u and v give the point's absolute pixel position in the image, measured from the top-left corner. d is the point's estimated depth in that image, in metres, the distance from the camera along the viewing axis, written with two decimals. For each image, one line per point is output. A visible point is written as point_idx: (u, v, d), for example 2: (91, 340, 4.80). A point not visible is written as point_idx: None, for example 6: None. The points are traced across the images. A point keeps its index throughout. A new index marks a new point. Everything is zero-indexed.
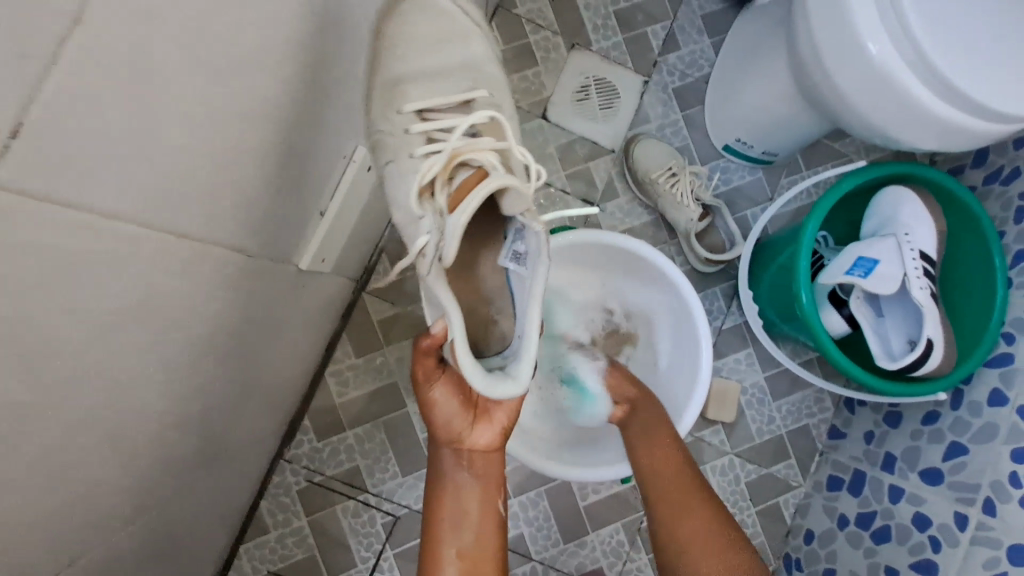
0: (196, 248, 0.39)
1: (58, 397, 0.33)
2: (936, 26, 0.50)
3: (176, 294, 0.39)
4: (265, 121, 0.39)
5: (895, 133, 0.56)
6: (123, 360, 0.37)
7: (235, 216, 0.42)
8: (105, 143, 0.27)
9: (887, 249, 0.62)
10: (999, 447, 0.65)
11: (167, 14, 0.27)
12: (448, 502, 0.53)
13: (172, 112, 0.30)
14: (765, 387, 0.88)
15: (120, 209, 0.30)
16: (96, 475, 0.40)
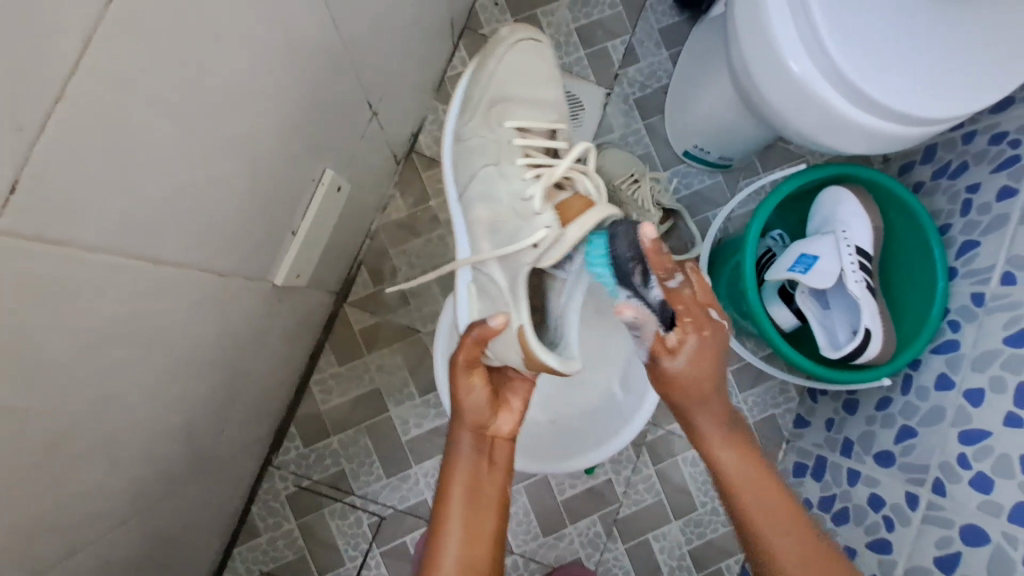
0: (165, 270, 0.42)
1: (34, 408, 0.36)
2: (851, 43, 0.54)
3: (146, 313, 0.42)
4: (227, 153, 0.43)
5: (826, 141, 0.60)
6: (96, 374, 0.41)
7: (205, 239, 0.45)
8: (63, 181, 0.30)
9: (826, 246, 0.67)
10: (947, 429, 0.68)
11: (122, 71, 0.31)
12: (458, 484, 0.54)
13: (130, 150, 0.34)
14: (731, 380, 0.92)
15: (82, 238, 0.34)
16: (78, 480, 0.44)
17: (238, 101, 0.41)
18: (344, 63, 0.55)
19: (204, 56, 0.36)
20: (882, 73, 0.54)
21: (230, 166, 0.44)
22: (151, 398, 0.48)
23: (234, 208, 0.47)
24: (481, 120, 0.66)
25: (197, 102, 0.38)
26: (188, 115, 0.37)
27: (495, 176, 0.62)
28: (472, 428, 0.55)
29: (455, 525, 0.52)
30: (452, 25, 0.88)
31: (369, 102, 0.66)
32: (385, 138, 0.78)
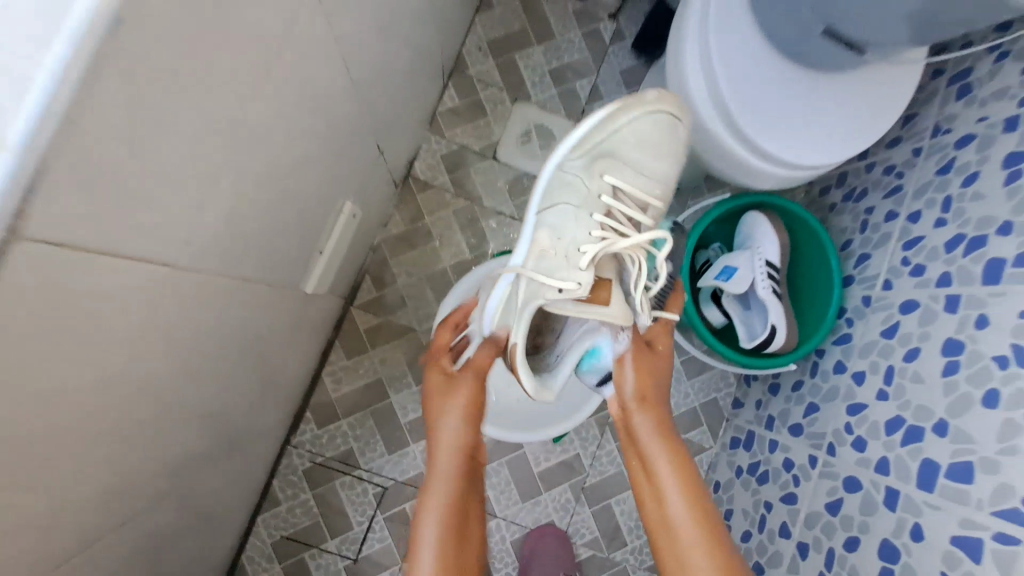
0: (245, 287, 0.57)
1: (162, 388, 0.51)
2: (752, 108, 0.70)
3: (230, 317, 0.57)
4: (291, 203, 0.57)
5: (741, 176, 0.77)
6: (197, 364, 0.55)
7: (269, 264, 0.60)
8: (209, 238, 0.45)
9: (743, 259, 0.85)
10: (839, 404, 0.86)
11: (249, 164, 0.45)
12: (440, 480, 0.63)
13: (243, 212, 0.48)
14: (680, 368, 1.10)
15: (212, 269, 0.48)
16: (171, 444, 0.59)
17: (301, 165, 0.56)
18: (364, 120, 0.71)
19: (292, 142, 0.51)
20: (775, 130, 0.71)
21: (291, 211, 0.58)
22: (221, 380, 0.63)
23: (290, 239, 0.62)
24: (585, 166, 0.69)
25: (284, 173, 0.52)
26: (279, 182, 0.51)
27: (570, 216, 0.67)
28: (454, 418, 0.64)
29: (428, 525, 0.61)
30: (443, 68, 1.04)
31: (378, 143, 0.82)
32: (388, 167, 0.93)
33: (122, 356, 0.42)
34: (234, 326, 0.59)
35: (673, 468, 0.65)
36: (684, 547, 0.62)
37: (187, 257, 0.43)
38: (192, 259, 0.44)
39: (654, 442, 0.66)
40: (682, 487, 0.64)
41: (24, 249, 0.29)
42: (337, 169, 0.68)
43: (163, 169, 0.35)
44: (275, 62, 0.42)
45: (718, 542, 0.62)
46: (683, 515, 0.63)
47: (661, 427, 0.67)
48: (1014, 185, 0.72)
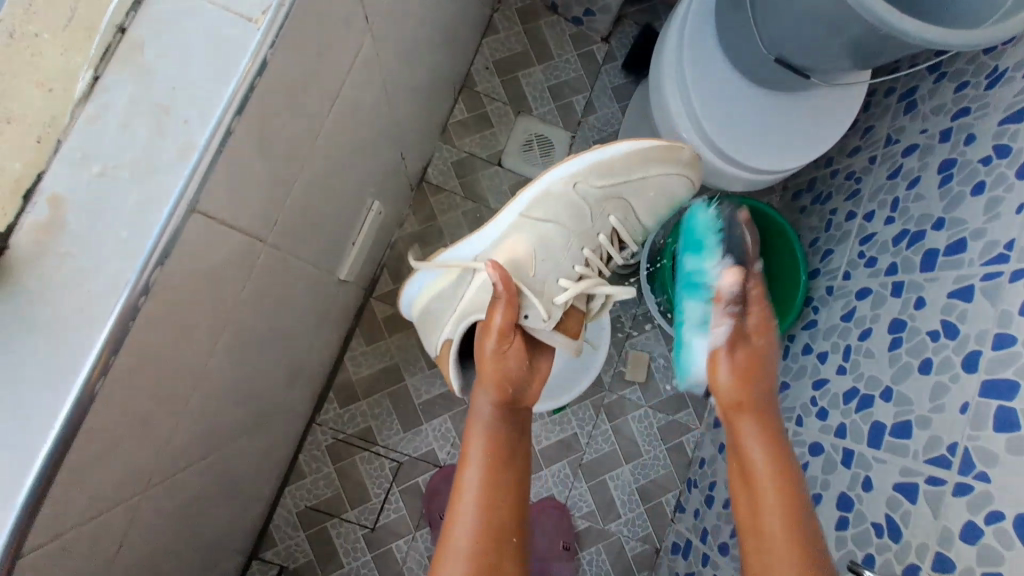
0: (302, 272, 0.68)
1: (241, 354, 0.61)
2: (720, 121, 0.83)
3: (291, 297, 0.68)
4: (339, 199, 0.69)
5: (714, 179, 0.90)
6: (263, 336, 0.66)
7: (319, 252, 0.71)
8: (289, 226, 0.56)
9: None
10: (806, 380, 0.97)
11: (318, 166, 0.56)
12: (477, 443, 0.70)
13: (310, 205, 0.59)
14: (668, 355, 1.21)
15: (288, 253, 0.59)
16: (236, 406, 0.69)
17: (348, 168, 0.67)
18: (392, 130, 0.83)
19: (344, 149, 0.62)
20: (739, 140, 0.83)
21: (337, 207, 0.70)
22: (276, 352, 0.74)
23: (334, 231, 0.73)
24: (598, 199, 0.77)
25: (336, 174, 0.63)
26: (332, 181, 0.63)
27: (562, 244, 0.76)
28: (490, 396, 0.71)
29: (467, 495, 0.68)
30: (454, 85, 1.16)
31: (400, 151, 0.93)
32: (407, 173, 1.05)
33: (231, 321, 0.53)
34: (292, 305, 0.71)
35: (762, 447, 0.69)
36: (761, 515, 0.67)
37: (274, 241, 0.54)
38: (276, 242, 0.54)
39: (750, 431, 0.70)
40: (767, 455, 0.69)
41: (195, 221, 0.38)
42: (370, 172, 0.79)
43: (275, 171, 0.46)
44: (342, 87, 0.54)
45: (791, 513, 0.65)
46: (768, 482, 0.67)
47: (759, 422, 0.71)
48: (947, 187, 0.84)
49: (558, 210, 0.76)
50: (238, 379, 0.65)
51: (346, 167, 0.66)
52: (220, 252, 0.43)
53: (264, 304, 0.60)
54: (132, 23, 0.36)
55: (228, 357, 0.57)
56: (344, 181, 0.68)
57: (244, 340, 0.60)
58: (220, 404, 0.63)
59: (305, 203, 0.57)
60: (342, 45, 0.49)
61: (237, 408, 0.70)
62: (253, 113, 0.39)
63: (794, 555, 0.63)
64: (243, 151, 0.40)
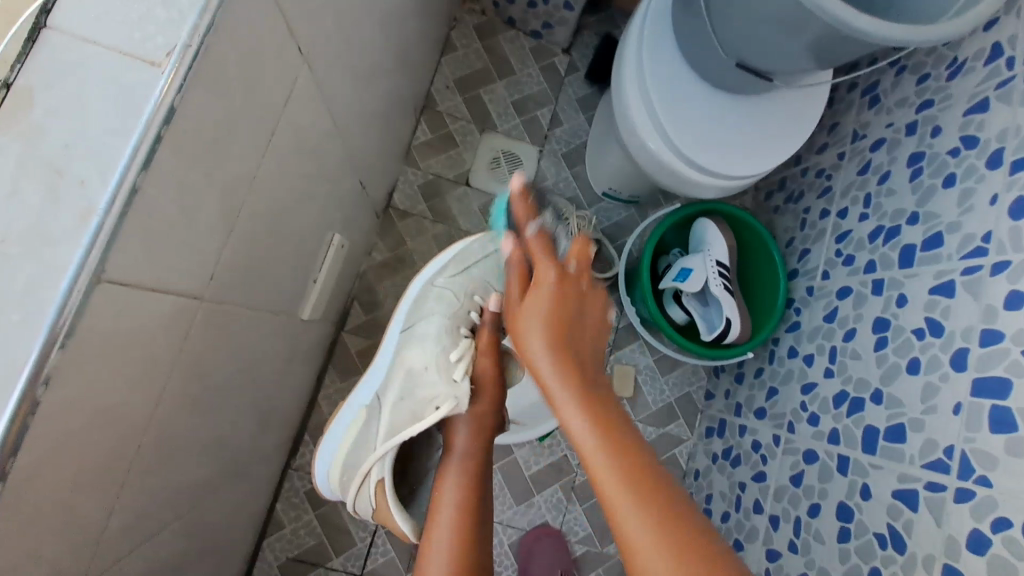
0: (257, 319, 0.63)
1: (194, 415, 0.56)
2: (684, 129, 0.81)
3: (245, 347, 0.63)
4: (291, 239, 0.64)
5: (683, 187, 0.87)
6: (220, 392, 0.61)
7: (276, 295, 0.67)
8: (231, 277, 0.51)
9: (696, 261, 0.95)
10: (794, 385, 0.95)
11: (260, 211, 0.52)
12: (454, 462, 0.67)
13: (257, 250, 0.55)
14: (654, 366, 1.18)
15: (236, 303, 0.55)
16: (197, 467, 0.64)
17: (299, 207, 0.63)
18: (348, 160, 0.79)
19: (290, 187, 0.58)
20: (706, 147, 0.81)
21: (291, 248, 0.65)
22: (238, 405, 0.69)
23: (291, 272, 0.69)
24: (450, 285, 0.79)
25: (284, 215, 0.59)
26: (279, 224, 0.58)
27: (419, 368, 0.72)
28: (473, 412, 0.71)
29: (444, 510, 0.63)
30: (414, 107, 1.13)
31: (360, 180, 0.90)
32: (370, 200, 1.01)
33: (174, 385, 0.48)
34: (249, 356, 0.66)
35: (566, 387, 0.56)
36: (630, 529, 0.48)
37: (217, 293, 0.49)
38: (219, 295, 0.50)
39: (544, 368, 0.58)
40: (578, 408, 0.55)
41: (104, 290, 0.34)
42: (328, 205, 0.75)
43: (204, 222, 0.42)
44: (279, 125, 0.50)
45: (659, 503, 0.49)
46: (585, 435, 0.53)
47: (609, 453, 0.52)
48: (918, 181, 0.83)
49: (407, 345, 0.75)
50: (195, 441, 0.60)
51: (297, 206, 0.62)
52: (142, 316, 0.39)
53: (214, 361, 0.56)
54: (17, 78, 0.31)
55: (175, 423, 0.52)
56: (297, 220, 0.64)
57: (197, 401, 0.55)
58: (175, 471, 0.58)
59: (249, 247, 0.53)
60: (273, 79, 0.46)
61: (198, 471, 0.65)
62: (168, 165, 0.35)
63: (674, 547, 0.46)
64: (158, 207, 0.36)
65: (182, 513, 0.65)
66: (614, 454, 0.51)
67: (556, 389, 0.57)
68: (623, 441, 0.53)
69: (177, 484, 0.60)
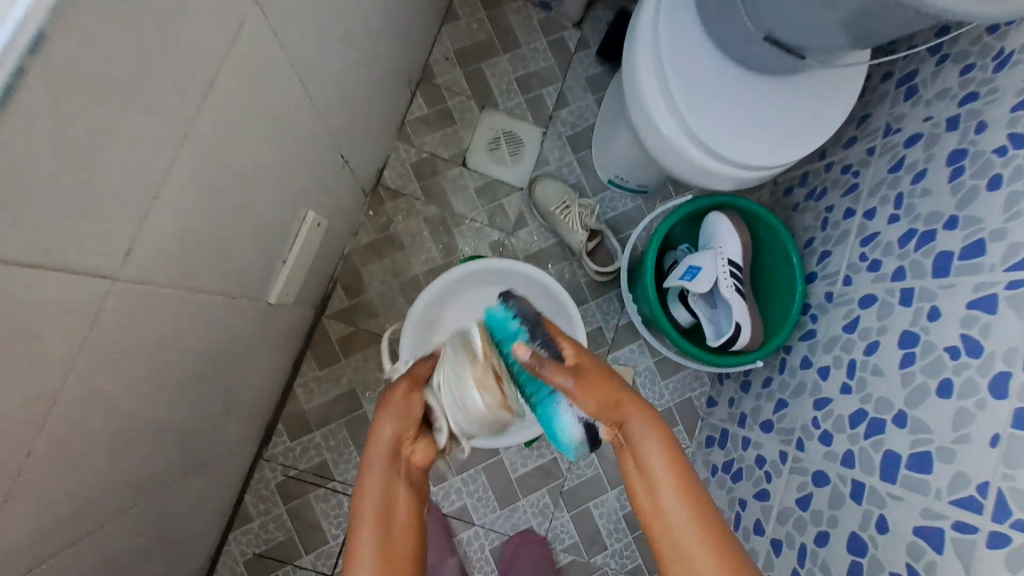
0: (207, 300, 0.56)
1: (125, 410, 0.49)
2: (703, 111, 0.72)
3: (194, 333, 0.56)
4: (248, 213, 0.57)
5: (698, 179, 0.79)
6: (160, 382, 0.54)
7: (232, 276, 0.59)
8: (161, 257, 0.44)
9: (706, 259, 0.86)
10: (806, 399, 0.87)
11: (197, 178, 0.44)
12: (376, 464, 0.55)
13: (197, 224, 0.47)
14: (654, 369, 1.12)
15: (170, 283, 0.48)
16: (138, 461, 0.57)
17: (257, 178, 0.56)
18: (326, 128, 0.71)
19: (243, 154, 0.50)
20: (728, 134, 0.73)
21: (248, 223, 0.58)
22: (189, 395, 0.62)
23: (252, 250, 0.62)
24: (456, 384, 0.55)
25: (236, 186, 0.52)
26: (229, 195, 0.51)
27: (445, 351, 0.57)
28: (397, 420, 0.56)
29: (367, 530, 0.52)
30: (409, 78, 1.04)
31: (342, 153, 0.82)
32: (356, 176, 0.93)
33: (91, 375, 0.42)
34: (203, 342, 0.59)
35: (663, 477, 0.54)
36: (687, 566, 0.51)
37: (139, 271, 0.42)
38: (142, 271, 0.43)
39: (667, 496, 0.53)
40: (667, 480, 0.53)
41: None
42: (299, 180, 0.68)
43: (108, 183, 0.35)
44: (220, 75, 0.42)
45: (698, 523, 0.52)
46: (670, 516, 0.53)
47: (667, 461, 0.54)
48: (959, 181, 0.75)
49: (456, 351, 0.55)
50: (136, 433, 0.53)
51: (257, 174, 0.55)
52: (18, 296, 0.32)
53: (153, 346, 0.49)
54: None
55: (101, 416, 0.46)
56: (259, 192, 0.57)
57: (131, 388, 0.49)
58: (108, 469, 0.51)
59: (186, 216, 0.46)
60: (209, 10, 0.38)
61: (141, 468, 0.58)
62: (42, 112, 0.28)
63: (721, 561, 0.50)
64: (28, 164, 0.28)
65: (125, 513, 0.59)
66: (671, 471, 0.54)
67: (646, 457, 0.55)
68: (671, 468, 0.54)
69: (114, 482, 0.53)
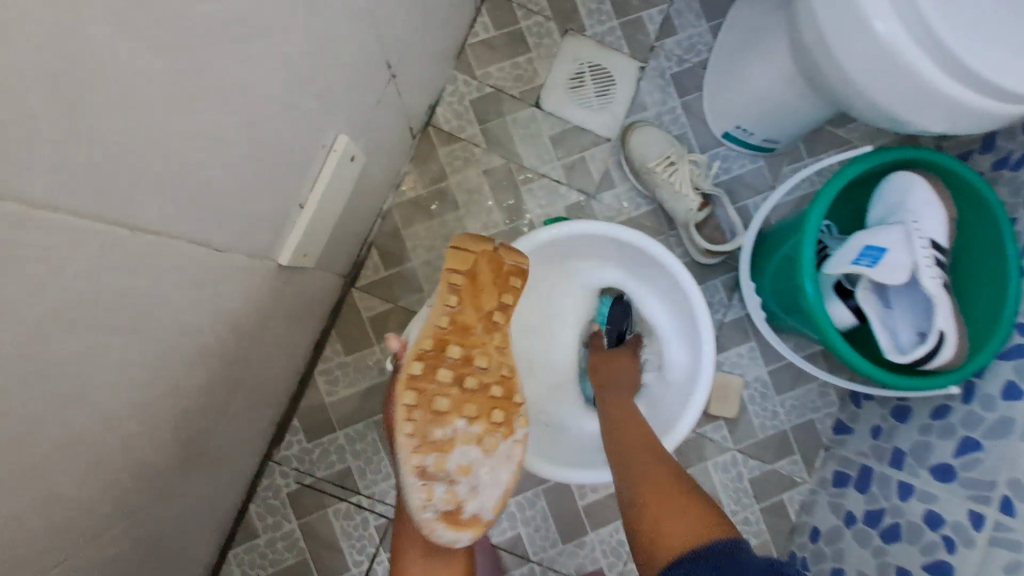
0: (159, 244, 0.34)
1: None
2: (943, 1, 0.50)
3: (141, 298, 0.35)
4: (229, 104, 0.34)
5: (903, 113, 0.56)
6: (79, 373, 0.33)
7: (209, 212, 0.38)
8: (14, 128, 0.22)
9: (896, 238, 0.61)
10: (1017, 441, 0.62)
11: None
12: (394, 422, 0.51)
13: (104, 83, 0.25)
14: (768, 381, 0.87)
15: (60, 199, 0.26)
16: (57, 494, 0.36)
17: (239, 42, 0.33)
18: (365, 8, 0.48)
19: None
20: (976, 39, 0.50)
21: (230, 122, 0.35)
22: (152, 393, 0.42)
23: (246, 176, 0.40)
24: None
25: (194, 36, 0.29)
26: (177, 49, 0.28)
27: None
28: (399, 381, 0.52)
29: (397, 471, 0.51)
30: None
31: (390, 62, 0.59)
32: (405, 105, 0.70)
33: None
34: (168, 310, 0.38)
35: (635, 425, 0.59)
36: (661, 520, 0.48)
37: None
38: None
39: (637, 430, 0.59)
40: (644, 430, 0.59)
41: None
42: (324, 80, 0.45)
43: None
44: None
45: (653, 476, 0.52)
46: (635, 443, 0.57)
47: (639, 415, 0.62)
48: None
49: None
50: (56, 451, 0.33)
51: (240, 30, 0.33)
52: None
53: (60, 309, 0.28)
54: None
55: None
56: (248, 68, 0.35)
57: (27, 380, 0.28)
58: (8, 511, 0.31)
59: (78, 52, 0.24)
60: None
61: (82, 500, 0.38)
62: None
63: (676, 509, 0.48)
64: None
65: (66, 560, 0.40)
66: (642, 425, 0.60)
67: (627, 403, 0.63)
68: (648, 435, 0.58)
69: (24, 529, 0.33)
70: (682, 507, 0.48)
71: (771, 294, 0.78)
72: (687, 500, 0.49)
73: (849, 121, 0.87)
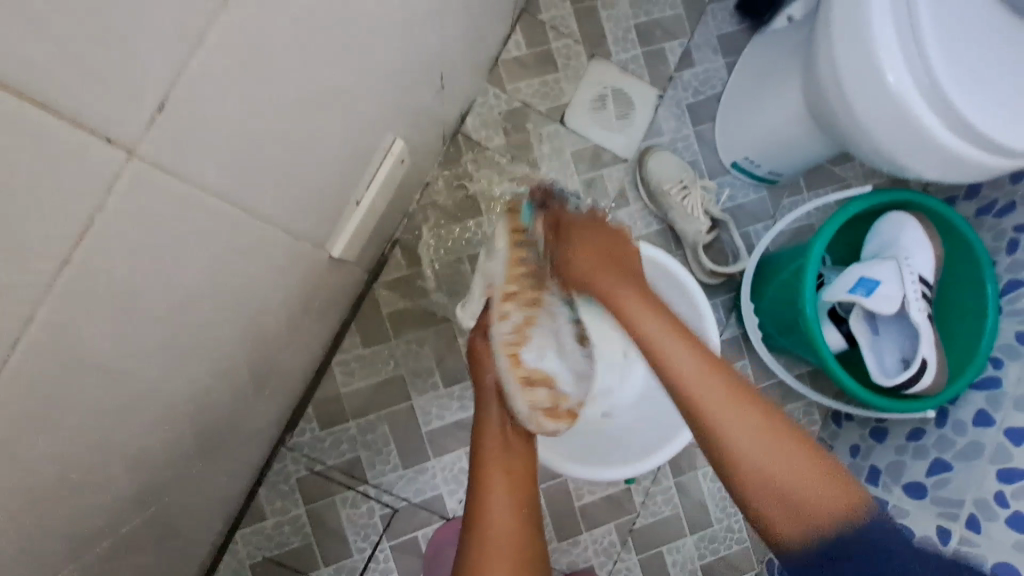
0: (241, 230, 0.37)
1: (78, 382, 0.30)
2: (947, 62, 0.56)
3: (217, 278, 0.37)
4: (318, 108, 0.38)
5: (903, 158, 0.62)
6: (154, 343, 0.35)
7: (283, 204, 0.41)
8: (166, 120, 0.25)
9: (887, 271, 0.68)
10: (985, 465, 0.68)
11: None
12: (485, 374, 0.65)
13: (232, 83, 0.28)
14: (758, 398, 0.92)
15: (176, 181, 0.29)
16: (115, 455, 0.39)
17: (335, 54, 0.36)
18: (432, 28, 0.52)
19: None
20: (973, 99, 0.56)
21: (316, 123, 0.39)
22: (207, 369, 0.44)
23: (318, 175, 0.43)
24: None
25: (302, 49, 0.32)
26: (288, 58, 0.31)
27: None
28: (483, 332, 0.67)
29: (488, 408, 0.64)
30: (513, 6, 0.85)
31: (441, 74, 0.62)
32: (444, 114, 0.74)
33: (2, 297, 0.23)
34: (235, 292, 0.41)
35: (677, 337, 0.53)
36: (729, 432, 0.49)
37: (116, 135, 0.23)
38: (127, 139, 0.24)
39: (692, 364, 0.51)
40: (696, 362, 0.51)
41: None
42: (392, 90, 0.49)
43: None
44: None
45: (728, 380, 0.51)
46: (699, 387, 0.51)
47: (692, 348, 0.52)
48: None
49: None
50: (118, 407, 0.36)
51: (337, 43, 0.36)
52: None
53: (146, 270, 0.31)
54: None
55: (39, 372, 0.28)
56: (339, 77, 0.38)
57: (111, 334, 0.31)
58: (70, 453, 0.34)
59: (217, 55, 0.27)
60: None
61: (132, 455, 0.41)
62: None
63: (751, 409, 0.50)
64: None
65: (103, 512, 0.42)
66: (697, 346, 0.53)
67: (682, 359, 0.52)
68: (709, 358, 0.52)
69: (76, 473, 0.36)
70: (752, 412, 0.50)
71: (769, 316, 0.84)
72: (748, 395, 0.50)
73: (846, 160, 0.94)
